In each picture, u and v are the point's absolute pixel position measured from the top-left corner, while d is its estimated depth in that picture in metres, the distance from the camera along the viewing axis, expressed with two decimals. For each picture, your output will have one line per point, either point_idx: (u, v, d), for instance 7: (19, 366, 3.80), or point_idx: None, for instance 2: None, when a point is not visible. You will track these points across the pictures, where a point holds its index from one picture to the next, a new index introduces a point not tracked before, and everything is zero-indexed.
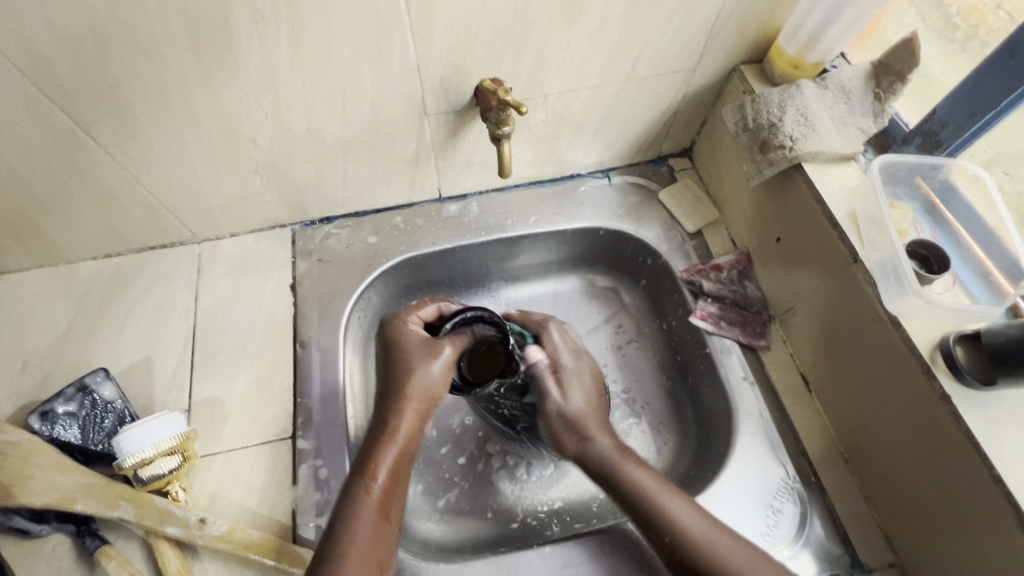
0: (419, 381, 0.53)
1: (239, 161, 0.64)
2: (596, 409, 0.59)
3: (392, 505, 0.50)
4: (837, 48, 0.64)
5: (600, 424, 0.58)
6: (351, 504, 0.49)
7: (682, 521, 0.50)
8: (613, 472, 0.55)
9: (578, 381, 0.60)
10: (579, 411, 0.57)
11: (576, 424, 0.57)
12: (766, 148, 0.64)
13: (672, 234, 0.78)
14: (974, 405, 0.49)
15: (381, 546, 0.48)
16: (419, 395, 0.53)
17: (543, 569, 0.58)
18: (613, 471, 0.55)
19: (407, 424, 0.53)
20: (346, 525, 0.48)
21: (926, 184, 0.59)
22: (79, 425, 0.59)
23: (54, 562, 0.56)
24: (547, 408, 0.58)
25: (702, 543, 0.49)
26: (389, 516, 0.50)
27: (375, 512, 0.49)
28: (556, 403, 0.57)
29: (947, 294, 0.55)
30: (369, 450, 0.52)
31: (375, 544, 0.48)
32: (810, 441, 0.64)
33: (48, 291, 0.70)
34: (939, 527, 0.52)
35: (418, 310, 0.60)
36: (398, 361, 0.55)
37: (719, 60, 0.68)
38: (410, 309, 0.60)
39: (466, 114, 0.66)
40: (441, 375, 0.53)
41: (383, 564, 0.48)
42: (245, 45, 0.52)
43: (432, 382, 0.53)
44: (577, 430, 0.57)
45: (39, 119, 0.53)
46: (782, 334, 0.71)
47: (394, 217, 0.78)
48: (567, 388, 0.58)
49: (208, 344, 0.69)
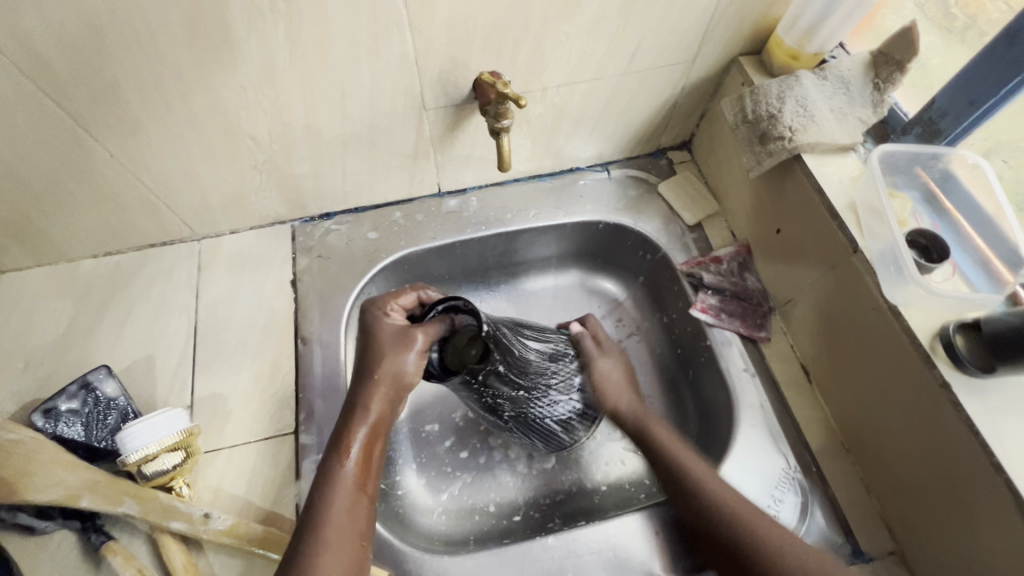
0: (390, 365, 0.51)
1: (239, 157, 0.64)
2: (623, 383, 0.67)
3: (368, 481, 0.50)
4: (836, 38, 0.64)
5: (629, 387, 0.67)
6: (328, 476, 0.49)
7: (692, 467, 0.56)
8: (640, 424, 0.62)
9: (615, 359, 0.69)
10: (608, 377, 0.67)
11: (602, 389, 0.66)
12: (765, 140, 0.64)
13: (672, 227, 0.78)
14: (974, 393, 0.49)
15: (354, 522, 0.48)
16: (390, 379, 0.51)
17: (546, 560, 0.59)
18: (640, 424, 0.62)
19: (378, 403, 0.51)
20: (321, 497, 0.48)
21: (925, 174, 0.59)
22: (82, 423, 0.60)
23: (60, 558, 0.56)
24: (591, 367, 0.67)
25: (707, 484, 0.54)
26: (366, 489, 0.50)
27: (351, 489, 0.48)
28: (598, 364, 0.67)
29: (947, 283, 0.55)
30: (343, 428, 0.51)
31: (349, 518, 0.47)
32: (811, 432, 0.65)
33: (49, 289, 0.70)
34: (938, 514, 0.53)
35: (398, 299, 0.57)
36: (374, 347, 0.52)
37: (717, 51, 0.68)
38: (390, 297, 0.57)
39: (465, 108, 0.66)
40: (411, 368, 0.51)
41: (362, 538, 0.48)
42: (243, 40, 0.51)
43: (402, 371, 0.51)
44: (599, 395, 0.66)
45: (38, 116, 0.52)
46: (783, 326, 0.71)
47: (394, 213, 0.78)
48: (601, 354, 0.68)
49: (210, 341, 0.69)
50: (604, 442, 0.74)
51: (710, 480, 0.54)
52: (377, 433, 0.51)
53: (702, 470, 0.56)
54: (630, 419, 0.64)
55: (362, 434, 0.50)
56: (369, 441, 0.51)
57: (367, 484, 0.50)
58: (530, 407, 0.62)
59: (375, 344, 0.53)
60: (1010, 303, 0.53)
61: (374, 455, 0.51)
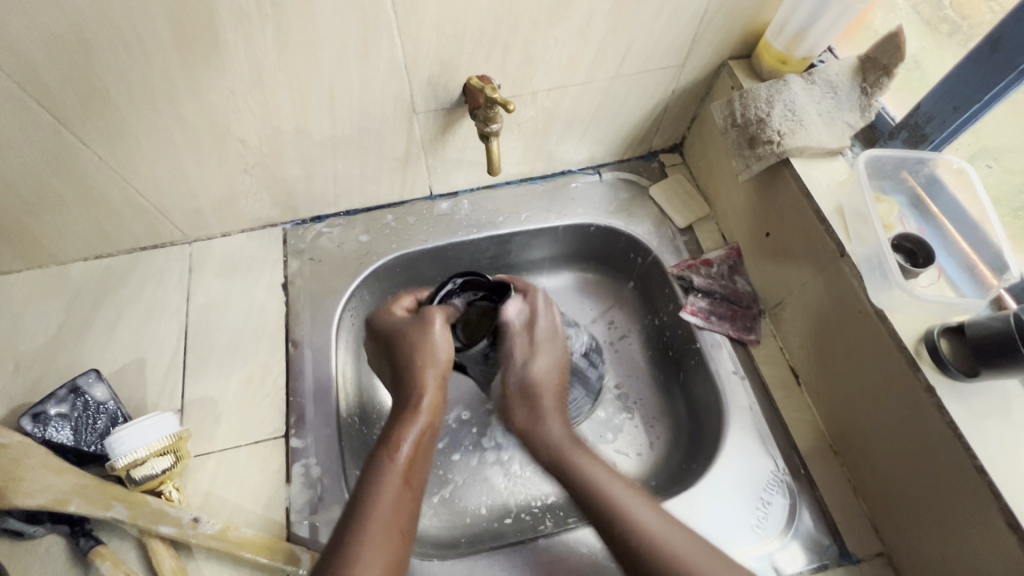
0: (433, 355, 0.55)
1: (228, 160, 0.64)
2: (554, 384, 0.59)
3: (415, 476, 0.50)
4: (824, 42, 0.64)
5: (556, 407, 0.58)
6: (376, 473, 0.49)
7: (637, 510, 0.49)
8: (558, 454, 0.55)
9: (549, 354, 0.60)
10: (538, 381, 0.58)
11: (529, 404, 0.58)
12: (754, 144, 0.64)
13: (663, 230, 0.79)
14: (958, 397, 0.49)
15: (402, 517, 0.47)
16: (436, 370, 0.55)
17: (535, 563, 0.59)
18: (559, 454, 0.54)
19: (431, 396, 0.54)
20: (370, 488, 0.48)
21: (912, 178, 0.60)
22: (71, 427, 0.59)
23: (49, 563, 0.56)
24: (508, 369, 0.59)
25: (650, 529, 0.47)
26: (412, 485, 0.50)
27: (399, 482, 0.49)
28: (518, 368, 0.59)
29: (932, 287, 0.56)
30: (395, 425, 0.52)
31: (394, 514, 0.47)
32: (800, 434, 0.65)
33: (38, 292, 0.70)
34: (924, 516, 0.53)
35: (399, 302, 0.62)
36: (412, 344, 0.56)
37: (707, 55, 0.69)
38: (389, 304, 0.62)
39: (455, 112, 0.66)
40: (445, 359, 0.56)
41: (403, 534, 0.47)
42: (231, 45, 0.52)
43: (442, 362, 0.56)
44: (526, 403, 0.58)
45: (25, 120, 0.52)
46: (773, 329, 0.71)
47: (386, 216, 0.78)
48: (536, 354, 0.59)
49: (200, 344, 0.69)
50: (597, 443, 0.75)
51: (653, 529, 0.47)
52: (429, 433, 0.53)
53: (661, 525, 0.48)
54: (549, 451, 0.55)
55: (414, 431, 0.52)
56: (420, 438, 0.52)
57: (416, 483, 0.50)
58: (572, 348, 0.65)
59: (412, 339, 0.56)
60: (996, 306, 0.54)
61: (421, 457, 0.52)
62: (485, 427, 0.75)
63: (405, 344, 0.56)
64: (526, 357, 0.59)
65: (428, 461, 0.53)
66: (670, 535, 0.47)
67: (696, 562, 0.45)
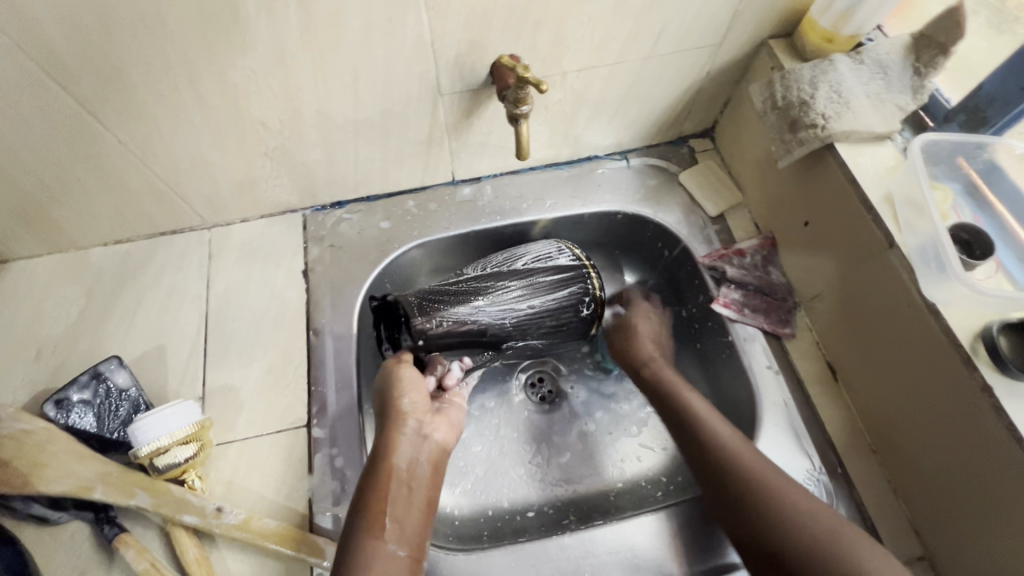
0: (404, 404, 0.57)
1: (248, 143, 0.62)
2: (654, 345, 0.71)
3: (403, 528, 0.50)
4: (873, 20, 0.60)
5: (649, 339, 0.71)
6: (363, 540, 0.48)
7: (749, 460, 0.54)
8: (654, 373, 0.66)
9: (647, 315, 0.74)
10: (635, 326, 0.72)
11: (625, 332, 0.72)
12: (796, 128, 0.61)
13: (694, 218, 0.76)
14: (1017, 397, 0.46)
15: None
16: (406, 419, 0.57)
17: (562, 560, 0.58)
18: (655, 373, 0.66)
19: (405, 449, 0.55)
20: (362, 549, 0.48)
21: (968, 164, 0.56)
22: (93, 414, 0.59)
23: (74, 549, 0.55)
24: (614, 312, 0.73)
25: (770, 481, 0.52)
26: (398, 541, 0.50)
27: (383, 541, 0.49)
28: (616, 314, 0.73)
29: (989, 281, 0.52)
30: (371, 484, 0.52)
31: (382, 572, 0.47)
32: (837, 432, 0.62)
33: (60, 277, 0.70)
34: (974, 524, 0.50)
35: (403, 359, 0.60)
36: (390, 400, 0.57)
37: (747, 34, 0.65)
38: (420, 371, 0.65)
39: (482, 93, 0.64)
40: (414, 414, 0.57)
41: None
42: (253, 22, 0.49)
43: (413, 421, 0.57)
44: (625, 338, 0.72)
45: (44, 101, 0.51)
46: (808, 322, 0.68)
47: (407, 202, 0.76)
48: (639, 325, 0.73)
49: (221, 332, 0.68)
50: (620, 436, 0.73)
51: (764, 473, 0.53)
52: (415, 485, 0.53)
53: (734, 442, 0.56)
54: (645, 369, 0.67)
55: (396, 487, 0.52)
56: (402, 491, 0.52)
57: (406, 541, 0.50)
58: (489, 293, 0.64)
59: (386, 397, 0.58)
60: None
61: (403, 505, 0.52)
62: (507, 419, 0.74)
63: (384, 401, 0.58)
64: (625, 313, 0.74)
65: (415, 514, 0.52)
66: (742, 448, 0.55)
67: (771, 476, 0.52)
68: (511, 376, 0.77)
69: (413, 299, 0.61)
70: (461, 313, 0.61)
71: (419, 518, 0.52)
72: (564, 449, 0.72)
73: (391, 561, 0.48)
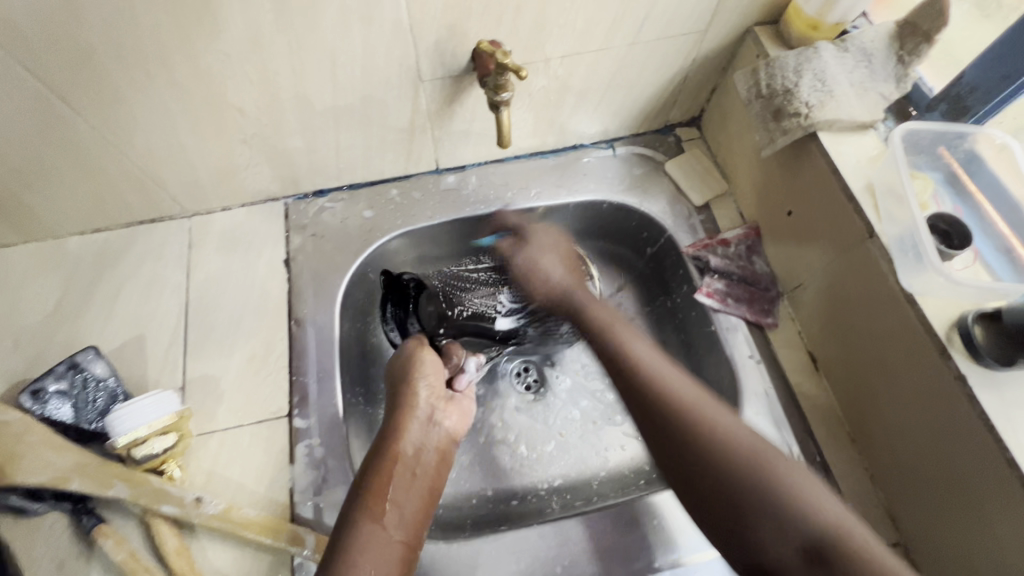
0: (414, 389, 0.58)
1: (225, 129, 0.61)
2: (556, 262, 0.66)
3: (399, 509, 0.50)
4: (859, 7, 0.60)
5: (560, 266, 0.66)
6: (361, 519, 0.48)
7: (629, 343, 0.56)
8: (565, 294, 0.63)
9: (544, 250, 0.66)
10: (534, 263, 0.66)
11: (529, 274, 0.65)
12: (780, 116, 0.61)
13: (679, 208, 0.75)
14: (989, 387, 0.47)
15: (384, 559, 0.46)
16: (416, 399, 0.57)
17: (543, 547, 0.58)
18: (565, 294, 0.63)
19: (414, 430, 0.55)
20: (357, 526, 0.47)
21: (949, 154, 0.57)
22: (70, 404, 0.58)
23: (51, 541, 0.55)
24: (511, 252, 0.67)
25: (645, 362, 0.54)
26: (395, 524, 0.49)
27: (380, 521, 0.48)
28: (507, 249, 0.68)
29: (967, 270, 0.53)
30: (374, 464, 0.52)
31: (376, 550, 0.46)
32: (816, 421, 0.63)
33: (36, 267, 0.68)
34: (945, 507, 0.51)
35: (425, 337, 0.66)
36: (403, 379, 0.58)
37: (734, 19, 0.64)
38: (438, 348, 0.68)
39: (464, 80, 0.63)
40: (429, 397, 0.58)
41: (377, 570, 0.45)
42: (225, 5, 0.48)
43: (427, 406, 0.58)
44: (528, 281, 0.65)
45: (10, 85, 0.50)
46: (791, 312, 0.68)
47: (391, 190, 0.75)
48: (528, 246, 0.67)
49: (202, 321, 0.67)
50: (604, 426, 0.74)
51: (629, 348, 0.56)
52: (418, 470, 0.54)
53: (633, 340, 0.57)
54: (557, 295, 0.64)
55: (398, 470, 0.52)
56: (404, 477, 0.52)
57: (403, 525, 0.49)
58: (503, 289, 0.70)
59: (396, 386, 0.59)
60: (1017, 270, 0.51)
61: (403, 491, 0.51)
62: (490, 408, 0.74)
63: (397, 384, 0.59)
64: (516, 248, 0.67)
65: (414, 497, 0.52)
66: (663, 368, 0.54)
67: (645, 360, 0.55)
68: (497, 366, 0.77)
69: (432, 282, 0.71)
70: (483, 300, 0.70)
71: (419, 504, 0.51)
72: (547, 439, 0.72)
73: (387, 544, 0.47)
